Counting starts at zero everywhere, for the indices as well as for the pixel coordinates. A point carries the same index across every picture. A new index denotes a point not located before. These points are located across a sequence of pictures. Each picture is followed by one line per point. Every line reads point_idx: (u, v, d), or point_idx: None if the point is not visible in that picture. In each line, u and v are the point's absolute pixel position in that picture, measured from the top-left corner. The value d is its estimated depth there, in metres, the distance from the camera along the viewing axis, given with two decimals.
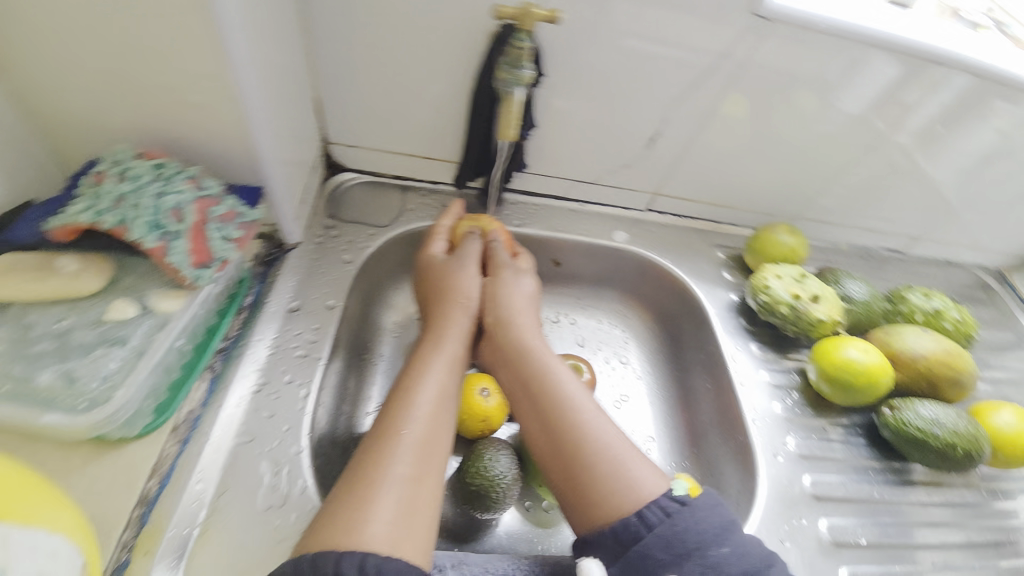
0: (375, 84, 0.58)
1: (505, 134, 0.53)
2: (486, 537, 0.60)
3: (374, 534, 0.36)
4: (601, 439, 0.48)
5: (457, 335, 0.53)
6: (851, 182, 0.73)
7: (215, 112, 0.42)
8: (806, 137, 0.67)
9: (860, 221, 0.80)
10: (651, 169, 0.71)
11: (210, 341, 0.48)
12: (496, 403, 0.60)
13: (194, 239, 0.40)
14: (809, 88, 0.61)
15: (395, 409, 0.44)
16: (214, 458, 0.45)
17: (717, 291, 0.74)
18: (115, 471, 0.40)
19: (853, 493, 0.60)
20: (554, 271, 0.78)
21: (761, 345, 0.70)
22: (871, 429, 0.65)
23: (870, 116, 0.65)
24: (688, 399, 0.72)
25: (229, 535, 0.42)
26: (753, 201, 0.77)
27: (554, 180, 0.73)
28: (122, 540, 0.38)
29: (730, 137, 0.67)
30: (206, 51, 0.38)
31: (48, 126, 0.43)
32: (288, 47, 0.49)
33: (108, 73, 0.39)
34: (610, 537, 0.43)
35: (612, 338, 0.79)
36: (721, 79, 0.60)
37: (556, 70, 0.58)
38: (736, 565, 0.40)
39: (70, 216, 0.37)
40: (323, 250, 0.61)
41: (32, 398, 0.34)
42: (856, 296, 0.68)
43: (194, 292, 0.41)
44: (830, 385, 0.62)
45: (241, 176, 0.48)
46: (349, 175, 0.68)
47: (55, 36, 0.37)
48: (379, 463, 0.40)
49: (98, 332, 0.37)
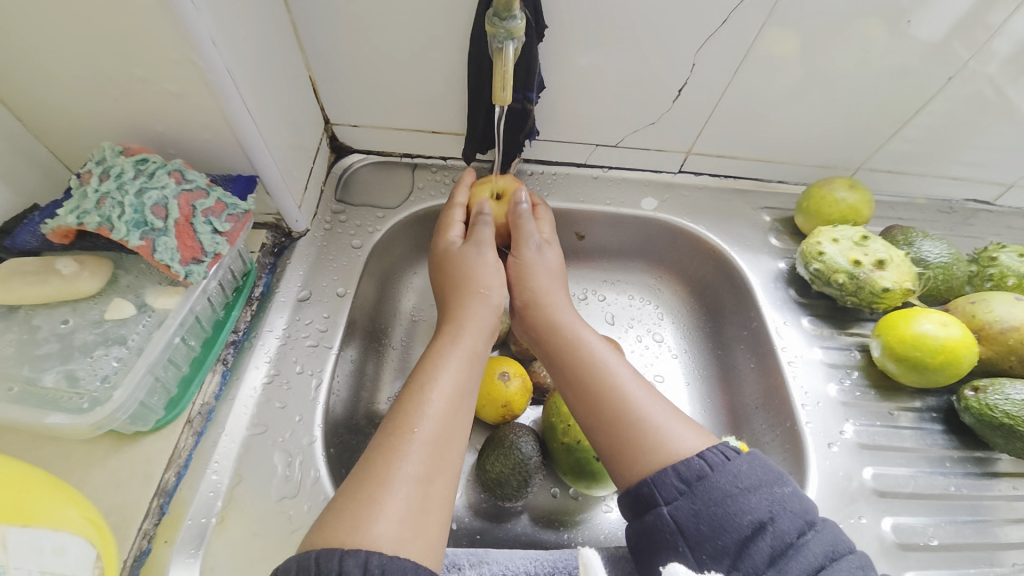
0: (367, 57, 0.54)
1: (499, 99, 0.46)
2: (512, 524, 0.58)
3: (382, 535, 0.34)
4: (636, 402, 0.45)
5: (474, 324, 0.49)
6: (928, 122, 0.62)
7: (196, 101, 0.41)
8: (870, 73, 0.56)
9: (940, 167, 0.68)
10: (680, 125, 0.63)
11: (218, 335, 0.49)
12: (519, 389, 0.57)
13: (182, 236, 0.40)
14: (872, 12, 0.51)
15: (406, 405, 0.41)
16: (229, 449, 0.45)
17: (762, 260, 0.66)
18: (134, 462, 0.42)
19: (924, 488, 0.53)
20: (579, 245, 0.73)
21: (814, 319, 0.62)
22: (949, 414, 0.57)
23: (952, 42, 0.53)
24: (730, 379, 0.66)
25: (246, 525, 0.42)
26: (803, 153, 0.67)
27: (572, 146, 0.67)
28: (143, 529, 0.40)
29: (771, 82, 0.57)
30: (168, 34, 0.36)
31: (47, 130, 0.44)
32: (268, 24, 0.46)
33: (84, 69, 0.39)
34: (672, 477, 0.40)
35: (644, 315, 0.73)
36: (759, 12, 0.50)
37: (560, 21, 0.52)
38: (804, 504, 0.38)
39: (60, 219, 0.38)
40: (332, 236, 0.60)
41: (38, 398, 0.36)
42: (931, 260, 0.59)
43: (189, 289, 0.42)
44: (896, 363, 0.54)
45: (235, 165, 0.47)
46: (356, 156, 0.66)
47: (26, 36, 0.37)
48: (388, 461, 0.37)
49: (99, 332, 0.40)
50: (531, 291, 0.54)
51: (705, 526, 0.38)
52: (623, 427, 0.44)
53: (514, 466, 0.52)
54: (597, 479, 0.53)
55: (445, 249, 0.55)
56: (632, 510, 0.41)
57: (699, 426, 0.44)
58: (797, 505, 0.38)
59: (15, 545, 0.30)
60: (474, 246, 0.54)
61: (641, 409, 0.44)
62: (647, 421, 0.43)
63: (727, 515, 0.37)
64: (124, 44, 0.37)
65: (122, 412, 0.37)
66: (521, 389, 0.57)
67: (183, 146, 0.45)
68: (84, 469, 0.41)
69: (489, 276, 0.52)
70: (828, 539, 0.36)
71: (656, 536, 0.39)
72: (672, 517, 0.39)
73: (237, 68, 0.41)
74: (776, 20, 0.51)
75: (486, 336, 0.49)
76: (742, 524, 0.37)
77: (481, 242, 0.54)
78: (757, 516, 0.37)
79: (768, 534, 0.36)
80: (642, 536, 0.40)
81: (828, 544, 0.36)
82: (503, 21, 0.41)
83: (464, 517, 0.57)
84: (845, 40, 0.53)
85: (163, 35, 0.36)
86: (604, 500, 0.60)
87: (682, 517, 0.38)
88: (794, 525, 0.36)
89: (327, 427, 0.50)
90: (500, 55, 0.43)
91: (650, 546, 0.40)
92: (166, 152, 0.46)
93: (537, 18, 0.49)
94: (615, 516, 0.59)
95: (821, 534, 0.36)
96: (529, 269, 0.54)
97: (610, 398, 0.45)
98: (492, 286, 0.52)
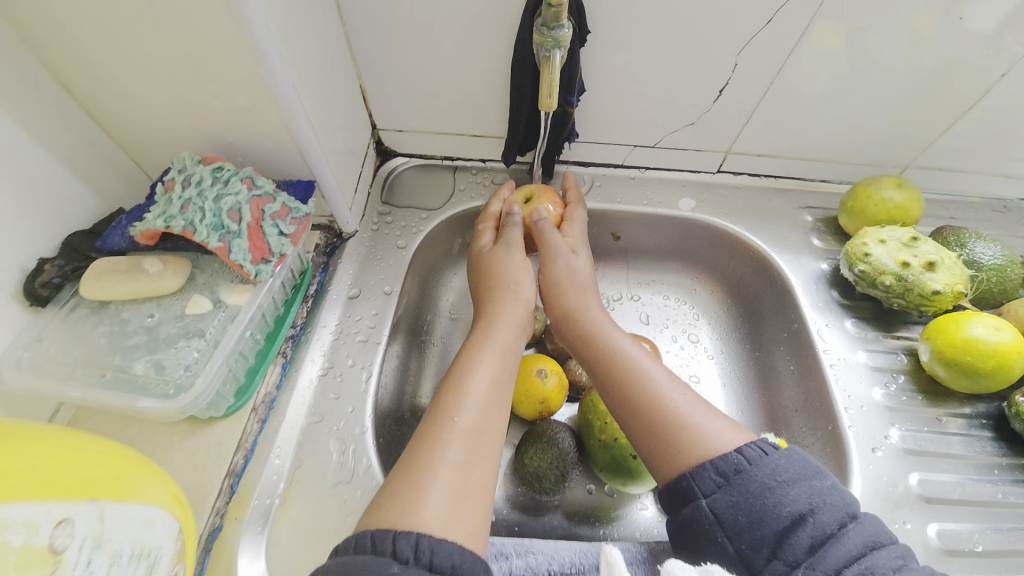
0: (414, 64, 0.57)
1: (546, 104, 0.48)
2: (548, 518, 0.60)
3: (428, 516, 0.36)
4: (672, 401, 0.46)
5: (507, 319, 0.51)
6: (983, 118, 0.60)
7: (263, 112, 0.44)
8: (921, 68, 0.55)
9: (994, 165, 0.66)
10: (719, 126, 0.63)
11: (279, 330, 0.52)
12: (556, 385, 0.58)
13: (253, 237, 0.43)
14: (923, 8, 0.50)
15: (446, 396, 0.43)
16: (289, 435, 0.48)
17: (803, 260, 0.66)
18: (207, 444, 0.46)
19: (971, 495, 0.52)
20: (615, 245, 0.74)
21: (858, 322, 0.61)
22: (1000, 421, 0.55)
23: (1009, 36, 0.51)
24: (769, 380, 0.66)
25: (305, 506, 0.46)
26: (847, 152, 0.66)
27: (609, 147, 0.68)
28: (216, 506, 0.44)
29: (815, 79, 0.57)
30: (242, 51, 0.39)
31: (130, 141, 0.48)
32: (326, 37, 0.49)
33: (167, 86, 0.43)
34: (709, 470, 0.41)
35: (680, 315, 0.73)
36: (803, 12, 0.50)
37: (602, 26, 0.53)
38: (845, 497, 0.38)
39: (147, 223, 0.42)
40: (379, 237, 0.63)
41: (128, 384, 0.40)
42: (985, 261, 0.57)
43: (258, 287, 0.46)
44: (945, 368, 0.53)
45: (295, 170, 0.50)
46: (400, 160, 0.69)
47: (119, 58, 0.40)
48: (432, 448, 0.40)
49: (181, 325, 0.43)
50: (565, 301, 0.54)
51: (743, 517, 0.39)
52: (660, 424, 0.45)
53: (551, 461, 0.54)
54: (633, 477, 0.54)
55: (477, 253, 0.57)
56: (671, 503, 0.43)
57: (737, 423, 0.45)
58: (838, 498, 0.38)
59: (111, 519, 0.34)
60: (503, 246, 0.55)
61: (677, 408, 0.45)
62: (684, 419, 0.44)
63: (765, 507, 0.38)
64: (203, 61, 0.41)
65: (203, 399, 0.41)
66: (558, 386, 0.59)
67: (250, 153, 0.49)
68: (164, 450, 0.45)
69: (519, 272, 0.54)
70: (870, 529, 0.36)
71: (694, 528, 0.41)
72: (710, 509, 0.40)
73: (299, 79, 0.44)
74: (821, 17, 0.51)
75: (519, 330, 0.51)
76: (780, 515, 0.38)
77: (510, 241, 0.55)
78: (796, 507, 0.38)
79: (808, 525, 0.37)
80: (681, 528, 0.42)
81: (869, 534, 0.36)
82: (551, 30, 0.43)
83: (502, 509, 0.60)
84: (891, 36, 0.52)
85: (238, 52, 0.39)
86: (638, 498, 0.61)
87: (719, 508, 0.40)
88: (835, 516, 0.37)
89: (377, 418, 0.52)
90: (547, 63, 0.45)
91: (689, 537, 0.41)
92: (234, 159, 0.49)
93: (581, 25, 0.50)
94: (651, 513, 0.60)
95: (863, 525, 0.36)
96: (561, 283, 0.55)
97: (646, 397, 0.46)
98: (521, 280, 0.53)
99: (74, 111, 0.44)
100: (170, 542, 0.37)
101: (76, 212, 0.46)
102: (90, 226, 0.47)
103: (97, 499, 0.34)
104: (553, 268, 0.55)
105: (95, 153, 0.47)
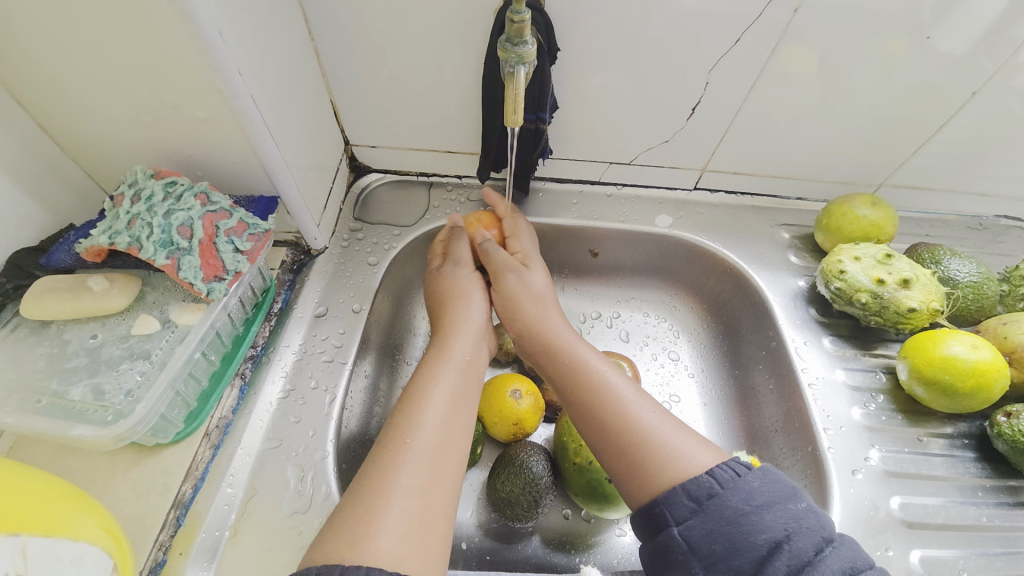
0: (385, 80, 0.56)
1: (511, 120, 0.47)
2: (523, 546, 0.57)
3: (380, 549, 0.34)
4: (641, 419, 0.44)
5: (466, 335, 0.50)
6: (954, 137, 0.60)
7: (223, 125, 0.43)
8: (890, 88, 0.55)
9: (968, 183, 0.66)
10: (695, 143, 0.63)
11: (237, 350, 0.50)
12: (531, 406, 0.56)
13: (205, 254, 0.42)
14: (891, 28, 0.50)
15: (401, 417, 0.41)
16: (244, 462, 0.46)
17: (780, 278, 0.65)
18: (154, 473, 0.43)
19: (956, 519, 0.50)
20: (593, 262, 0.73)
21: (836, 340, 0.60)
22: (982, 441, 0.54)
23: (975, 58, 0.52)
24: (749, 400, 0.64)
25: (257, 538, 0.43)
26: (823, 170, 0.66)
27: (585, 164, 0.67)
28: (159, 540, 0.41)
29: (787, 98, 0.57)
30: (197, 64, 0.38)
31: (87, 155, 0.47)
32: (292, 52, 0.48)
33: (121, 100, 0.42)
34: (682, 495, 0.39)
35: (659, 333, 0.72)
36: (773, 31, 0.51)
37: (574, 43, 0.53)
38: (820, 521, 0.36)
39: (93, 239, 0.41)
40: (349, 253, 0.61)
41: (65, 411, 0.38)
42: (960, 279, 0.57)
43: (210, 305, 0.44)
44: (924, 387, 0.52)
45: (257, 186, 0.49)
46: (374, 176, 0.68)
47: (71, 72, 0.40)
48: (385, 472, 0.37)
49: (125, 346, 0.42)
50: (523, 314, 0.53)
51: (719, 546, 0.36)
52: (631, 443, 0.43)
53: (524, 487, 0.52)
54: (609, 502, 0.51)
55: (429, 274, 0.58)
56: (644, 530, 0.40)
57: (710, 443, 0.43)
58: (814, 522, 0.36)
59: (34, 555, 0.31)
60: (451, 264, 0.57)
61: (646, 427, 0.43)
62: (654, 437, 0.43)
63: (741, 534, 0.36)
64: (157, 74, 0.39)
65: (143, 425, 0.39)
66: (533, 407, 0.56)
67: (210, 168, 0.48)
68: (106, 479, 0.43)
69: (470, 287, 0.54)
70: (847, 555, 0.34)
71: (669, 558, 0.38)
72: (684, 538, 0.37)
73: (261, 94, 0.43)
74: (790, 37, 0.51)
75: (476, 343, 0.50)
76: (757, 542, 0.36)
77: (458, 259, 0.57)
78: (772, 534, 0.36)
79: (785, 553, 0.35)
80: (655, 558, 0.39)
81: (847, 560, 0.34)
82: (514, 46, 0.42)
83: (473, 537, 0.57)
84: (859, 57, 0.53)
85: (193, 65, 0.39)
86: (616, 523, 0.58)
87: (694, 537, 0.37)
88: (811, 542, 0.35)
89: (340, 442, 0.50)
90: (511, 79, 0.44)
91: (663, 568, 0.38)
92: (194, 174, 0.48)
93: (549, 41, 0.50)
94: (629, 540, 0.58)
95: (840, 550, 0.35)
96: (517, 299, 0.54)
97: (613, 415, 0.45)
98: (473, 294, 0.54)
99: (25, 124, 0.43)
100: None
101: (23, 228, 0.44)
102: (36, 243, 0.45)
103: (22, 532, 0.31)
104: (506, 286, 0.54)
105: (48, 169, 0.45)
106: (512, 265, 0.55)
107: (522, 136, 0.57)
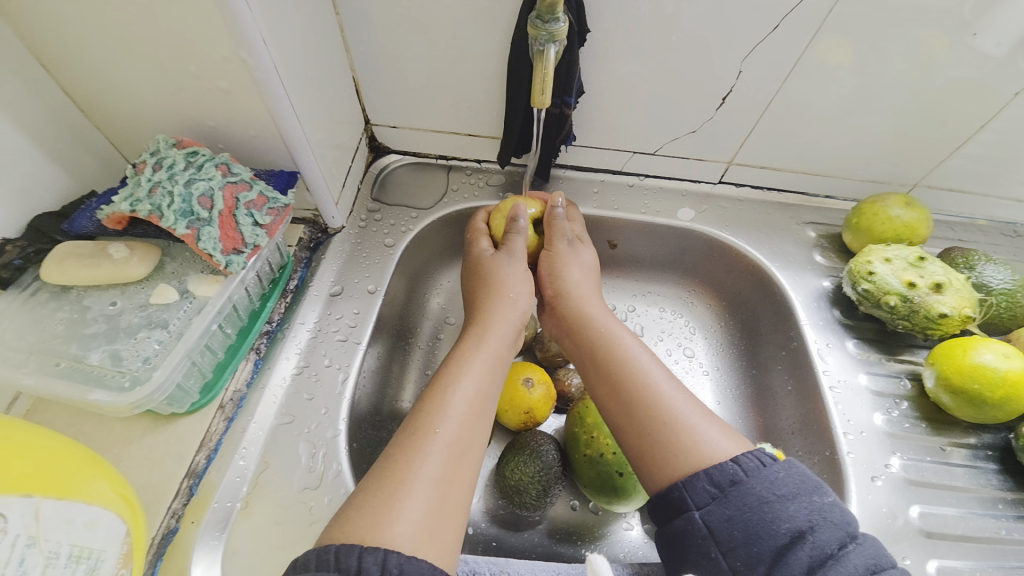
0: (408, 59, 0.55)
1: (538, 101, 0.46)
2: (528, 535, 0.57)
3: (400, 533, 0.33)
4: (669, 399, 0.43)
5: (500, 328, 0.49)
6: (994, 139, 0.57)
7: (245, 96, 0.42)
8: (930, 85, 0.53)
9: (1005, 187, 0.64)
10: (722, 136, 0.61)
11: (254, 325, 0.50)
12: (543, 396, 0.56)
13: (225, 226, 0.42)
14: (940, 22, 0.48)
15: (429, 405, 0.41)
16: (256, 436, 0.46)
17: (804, 277, 0.63)
18: (169, 442, 0.44)
19: (975, 530, 0.49)
20: (611, 254, 0.71)
21: (860, 343, 0.59)
22: (1006, 453, 0.53)
23: (1020, 57, 0.49)
24: (765, 400, 0.63)
25: (268, 512, 0.43)
26: (853, 168, 0.64)
27: (608, 152, 0.66)
28: (172, 509, 0.41)
29: (823, 93, 0.55)
30: (221, 31, 0.38)
31: (109, 121, 0.47)
32: (316, 25, 0.47)
33: (143, 66, 0.41)
34: (704, 480, 0.38)
35: (675, 328, 0.71)
36: (813, 21, 0.48)
37: (604, 26, 0.51)
38: (845, 516, 0.35)
39: (114, 206, 0.41)
40: (366, 234, 0.61)
41: (83, 374, 0.38)
42: (994, 285, 0.55)
43: (228, 278, 0.44)
44: (950, 396, 0.51)
45: (278, 160, 0.49)
46: (393, 157, 0.67)
47: (95, 36, 0.39)
48: (409, 459, 0.37)
49: (144, 315, 0.42)
50: (563, 282, 0.54)
51: (739, 532, 0.36)
52: (654, 423, 0.42)
53: (533, 475, 0.51)
54: (618, 496, 0.51)
55: (477, 256, 0.55)
56: (661, 514, 0.40)
57: (733, 431, 0.42)
58: (838, 516, 0.35)
59: (46, 517, 0.31)
60: (506, 254, 0.53)
61: (673, 407, 0.42)
62: (679, 420, 0.42)
63: (762, 522, 0.35)
64: (182, 41, 0.39)
65: (159, 394, 0.39)
66: (545, 396, 0.56)
67: (231, 140, 0.47)
68: (121, 446, 0.43)
69: (519, 281, 0.52)
70: (870, 551, 0.33)
71: (686, 542, 0.38)
72: (704, 522, 0.37)
73: (283, 65, 0.43)
74: (829, 27, 0.49)
75: (510, 341, 0.49)
76: (779, 531, 0.35)
77: (513, 251, 0.53)
78: (795, 524, 0.35)
79: (807, 544, 0.34)
80: (672, 543, 0.38)
81: (870, 557, 0.33)
82: (546, 24, 0.41)
83: (480, 522, 0.57)
84: (900, 52, 0.50)
85: (218, 34, 0.38)
86: (624, 517, 0.58)
87: (713, 522, 0.37)
88: (835, 536, 0.34)
89: (351, 421, 0.50)
90: (541, 58, 0.43)
91: (680, 553, 0.38)
92: (215, 146, 0.48)
93: (580, 21, 0.49)
94: (636, 534, 0.57)
95: (864, 546, 0.34)
96: (557, 259, 0.54)
97: (641, 393, 0.44)
98: (520, 291, 0.52)
99: (49, 88, 0.43)
100: (111, 543, 0.35)
101: (45, 193, 0.44)
102: (58, 208, 0.45)
103: (34, 494, 0.31)
104: (557, 247, 0.55)
105: (69, 134, 0.45)
106: (568, 233, 0.56)
107: (546, 120, 0.56)
